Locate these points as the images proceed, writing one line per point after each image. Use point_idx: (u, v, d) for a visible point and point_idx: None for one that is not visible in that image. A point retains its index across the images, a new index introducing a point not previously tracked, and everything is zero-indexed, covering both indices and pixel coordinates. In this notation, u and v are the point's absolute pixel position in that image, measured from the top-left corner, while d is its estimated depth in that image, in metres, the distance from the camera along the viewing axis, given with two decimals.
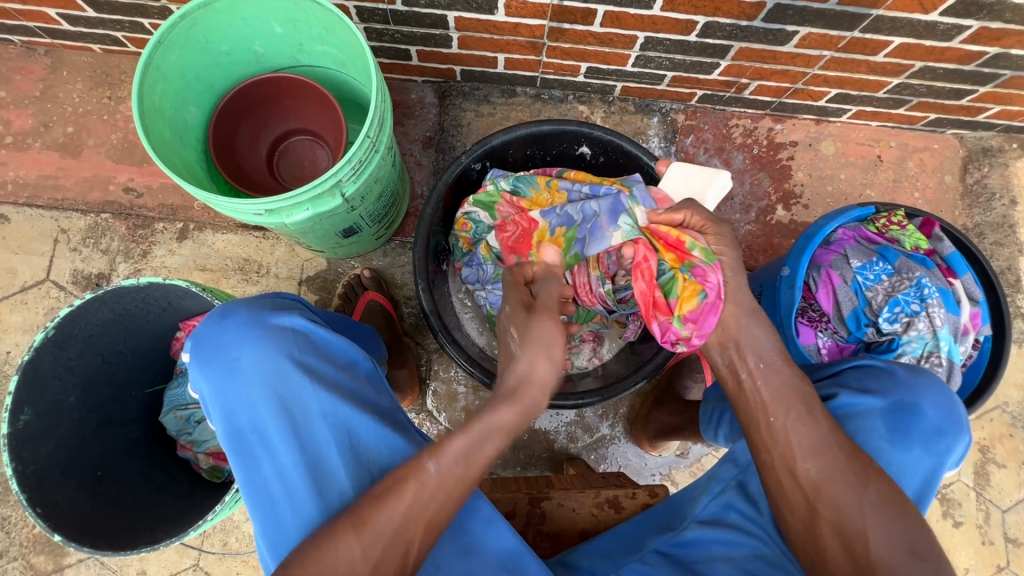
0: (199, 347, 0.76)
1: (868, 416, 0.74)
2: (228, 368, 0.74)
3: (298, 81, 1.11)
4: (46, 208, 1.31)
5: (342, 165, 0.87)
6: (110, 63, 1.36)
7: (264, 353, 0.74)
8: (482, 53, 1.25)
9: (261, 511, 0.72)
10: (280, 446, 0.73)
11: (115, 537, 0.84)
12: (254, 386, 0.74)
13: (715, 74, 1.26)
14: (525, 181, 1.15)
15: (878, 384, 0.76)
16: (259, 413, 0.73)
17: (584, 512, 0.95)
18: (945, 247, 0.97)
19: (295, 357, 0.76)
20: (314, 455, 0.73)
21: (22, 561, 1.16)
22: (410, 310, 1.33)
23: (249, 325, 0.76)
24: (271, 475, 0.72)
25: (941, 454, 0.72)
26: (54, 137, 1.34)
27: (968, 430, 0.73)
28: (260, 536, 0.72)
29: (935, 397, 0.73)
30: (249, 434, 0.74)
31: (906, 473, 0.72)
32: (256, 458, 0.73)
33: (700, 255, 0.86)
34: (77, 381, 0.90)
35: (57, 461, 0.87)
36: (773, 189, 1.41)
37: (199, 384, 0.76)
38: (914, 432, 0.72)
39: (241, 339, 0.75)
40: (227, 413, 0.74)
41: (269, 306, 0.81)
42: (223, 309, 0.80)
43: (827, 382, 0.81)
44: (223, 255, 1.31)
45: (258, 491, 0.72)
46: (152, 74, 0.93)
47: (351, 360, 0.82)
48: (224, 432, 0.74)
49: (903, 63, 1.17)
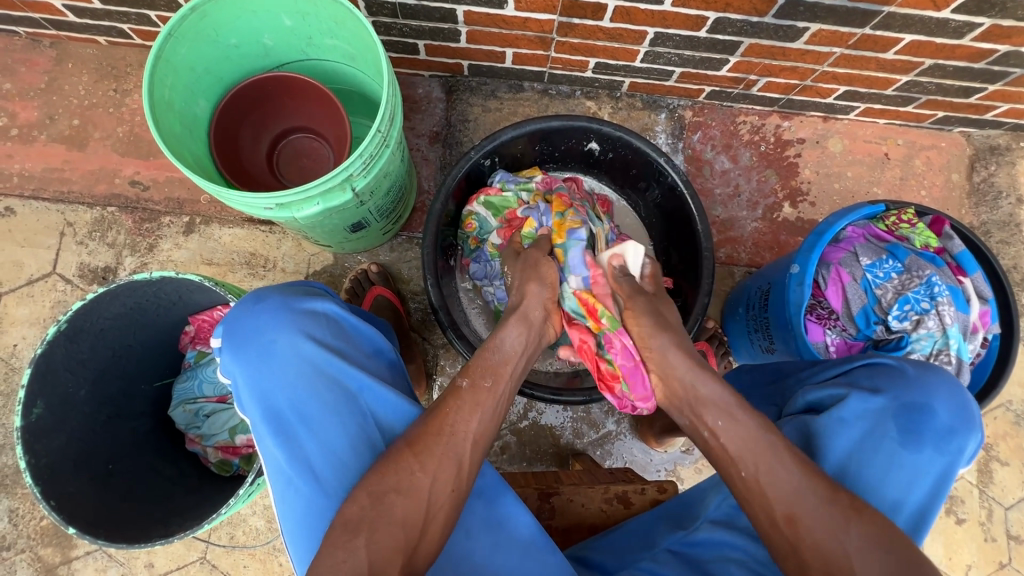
0: (232, 331, 0.76)
1: (877, 416, 0.75)
2: (264, 351, 0.75)
3: (301, 79, 1.10)
4: (52, 201, 1.31)
5: (353, 159, 0.87)
6: (115, 55, 1.35)
7: (300, 335, 0.75)
8: (491, 47, 1.24)
9: (301, 492, 0.72)
10: (319, 426, 0.73)
11: (127, 529, 0.84)
12: (291, 368, 0.74)
13: (724, 70, 1.26)
14: (529, 187, 1.17)
15: (887, 384, 0.77)
16: (296, 394, 0.74)
17: (594, 507, 0.96)
18: (954, 245, 0.96)
19: (329, 340, 0.77)
20: (353, 434, 0.73)
21: (30, 553, 1.16)
22: (417, 306, 1.32)
23: (284, 310, 0.77)
24: (310, 456, 0.72)
25: (953, 455, 0.72)
26: (60, 130, 1.33)
27: (980, 429, 0.73)
28: (298, 519, 0.71)
29: (946, 396, 0.73)
30: (286, 415, 0.73)
31: (919, 475, 0.72)
32: (294, 439, 0.73)
33: (609, 322, 0.96)
34: (88, 374, 0.90)
35: (69, 454, 0.87)
36: (780, 186, 1.41)
37: (232, 368, 0.76)
38: (925, 432, 0.72)
39: (277, 321, 0.76)
40: (262, 399, 0.74)
41: (299, 292, 0.82)
42: (254, 295, 0.80)
43: (838, 381, 0.81)
44: (229, 249, 1.31)
45: (298, 472, 0.72)
46: (162, 68, 0.92)
47: (377, 349, 0.83)
48: (258, 415, 0.74)
49: (913, 61, 1.17)
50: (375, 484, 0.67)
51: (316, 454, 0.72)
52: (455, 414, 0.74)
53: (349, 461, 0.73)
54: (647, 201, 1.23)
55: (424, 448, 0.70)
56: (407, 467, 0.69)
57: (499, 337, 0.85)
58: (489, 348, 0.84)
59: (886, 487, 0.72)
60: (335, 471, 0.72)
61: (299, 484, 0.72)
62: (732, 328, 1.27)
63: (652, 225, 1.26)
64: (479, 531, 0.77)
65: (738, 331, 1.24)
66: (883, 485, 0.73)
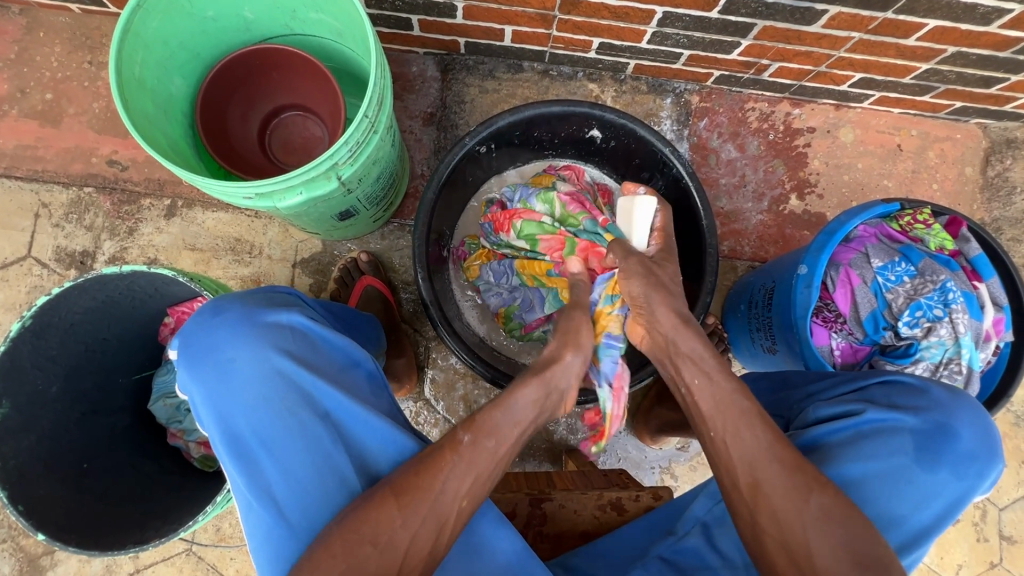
0: (188, 346, 0.73)
1: (897, 432, 0.73)
2: (221, 370, 0.71)
3: (288, 50, 1.03)
4: (26, 179, 1.25)
5: (338, 147, 0.81)
6: (89, 24, 1.27)
7: (261, 351, 0.71)
8: (489, 25, 1.17)
9: (263, 517, 0.69)
10: (280, 450, 0.70)
11: (102, 533, 0.82)
12: (249, 388, 0.71)
13: (735, 53, 1.19)
14: (556, 206, 1.06)
15: (908, 401, 0.75)
16: (256, 416, 0.70)
17: (586, 514, 0.94)
18: (971, 248, 0.93)
19: (295, 354, 0.73)
20: (318, 459, 0.70)
21: (12, 543, 1.14)
22: (408, 297, 1.28)
23: (242, 324, 0.73)
24: (273, 480, 0.70)
25: (970, 479, 0.70)
26: (32, 104, 1.26)
27: (999, 460, 0.72)
28: (262, 543, 0.70)
29: (971, 421, 0.71)
30: (246, 437, 0.70)
31: (932, 496, 0.70)
32: (255, 463, 0.70)
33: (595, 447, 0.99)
34: (59, 370, 0.87)
35: (41, 454, 0.84)
36: (788, 177, 1.35)
37: (188, 386, 0.72)
38: (945, 453, 0.70)
39: (235, 337, 0.72)
40: (221, 418, 0.71)
41: (264, 302, 0.77)
42: (214, 305, 0.77)
43: (853, 396, 0.79)
44: (213, 235, 1.26)
45: (257, 497, 0.69)
46: (130, 42, 0.85)
47: (350, 361, 0.78)
48: (218, 437, 0.71)
49: (935, 48, 1.10)
50: (350, 530, 0.65)
51: (280, 477, 0.70)
52: (448, 473, 0.68)
53: (312, 486, 0.70)
54: (650, 191, 1.17)
55: (410, 501, 0.67)
56: (388, 518, 0.66)
57: (511, 396, 0.75)
58: (498, 405, 0.74)
59: (897, 503, 0.70)
60: (300, 496, 0.69)
61: (259, 509, 0.69)
62: (733, 326, 1.23)
63: None
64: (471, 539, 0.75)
65: (738, 327, 1.20)
66: (896, 500, 0.70)
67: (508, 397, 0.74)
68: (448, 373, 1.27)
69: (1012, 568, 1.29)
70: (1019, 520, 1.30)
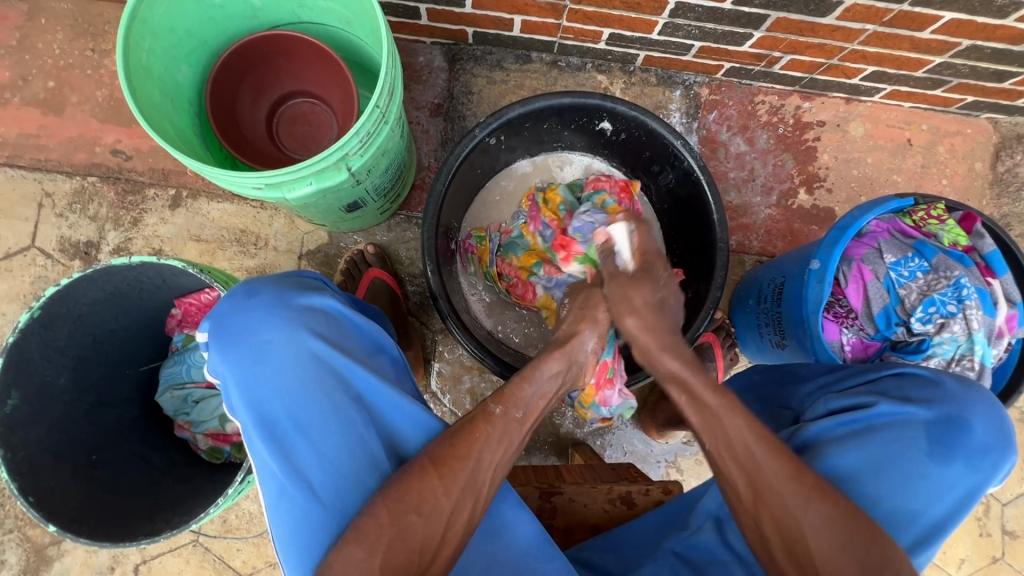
0: (221, 327, 0.73)
1: (908, 424, 0.73)
2: (257, 350, 0.71)
3: (297, 36, 1.01)
4: (29, 168, 1.24)
5: (349, 137, 0.80)
6: (92, 11, 1.25)
7: (298, 332, 0.72)
8: (498, 14, 1.15)
9: (295, 502, 0.68)
10: (315, 431, 0.69)
11: (114, 525, 0.82)
12: (285, 369, 0.71)
13: (747, 45, 1.18)
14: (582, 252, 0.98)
15: (920, 394, 0.75)
16: (291, 399, 0.70)
17: (596, 508, 0.94)
18: (985, 244, 0.92)
19: (327, 338, 0.74)
20: (353, 440, 0.70)
21: (18, 533, 1.14)
22: (415, 289, 1.28)
23: (275, 306, 0.74)
24: (306, 463, 0.69)
25: (983, 471, 0.70)
26: (34, 92, 1.24)
27: (1013, 452, 0.72)
28: (293, 528, 0.68)
29: (985, 413, 0.71)
30: (280, 419, 0.70)
31: (945, 487, 0.70)
32: (287, 447, 0.69)
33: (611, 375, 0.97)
34: (67, 362, 0.86)
35: (50, 445, 0.84)
36: (797, 171, 1.34)
37: (221, 368, 0.72)
38: (958, 446, 0.71)
39: (270, 319, 0.72)
40: (255, 399, 0.70)
41: (295, 286, 0.78)
42: (246, 288, 0.77)
43: (864, 388, 0.79)
44: (219, 226, 1.25)
45: (290, 479, 0.68)
46: (137, 29, 0.84)
47: (377, 347, 0.80)
48: (250, 420, 0.70)
49: (950, 41, 1.09)
50: (394, 500, 0.65)
51: (313, 459, 0.69)
52: (484, 443, 0.70)
53: (347, 469, 0.69)
54: (659, 184, 1.17)
55: (450, 470, 0.68)
56: (430, 489, 0.66)
57: (537, 370, 0.79)
58: (526, 379, 0.78)
59: (911, 497, 0.70)
60: (334, 477, 0.69)
61: (292, 493, 0.68)
62: (741, 320, 1.22)
63: (663, 211, 1.20)
64: (483, 534, 0.75)
65: (746, 322, 1.19)
66: (909, 492, 0.70)
67: (532, 369, 0.79)
68: (455, 366, 1.26)
69: (1013, 563, 1.30)
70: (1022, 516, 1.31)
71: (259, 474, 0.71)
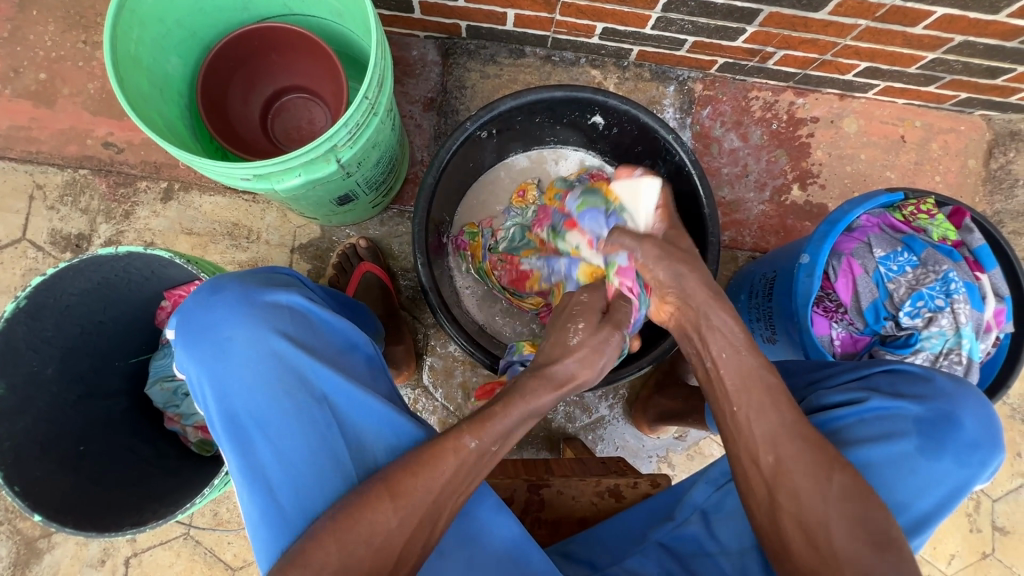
0: (186, 325, 0.73)
1: (900, 420, 0.73)
2: (220, 348, 0.72)
3: (286, 28, 1.01)
4: (20, 160, 1.23)
5: (338, 128, 0.80)
6: (84, 3, 1.24)
7: (258, 331, 0.72)
8: (491, 8, 1.15)
9: (255, 500, 0.70)
10: (276, 430, 0.70)
11: (101, 515, 0.82)
12: (247, 367, 0.71)
13: (740, 40, 1.18)
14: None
15: (912, 389, 0.75)
16: (253, 397, 0.71)
17: (584, 500, 0.94)
18: (974, 239, 0.92)
19: (293, 337, 0.73)
20: (313, 439, 0.71)
21: (9, 526, 1.14)
22: (407, 283, 1.28)
23: (239, 303, 0.73)
24: (267, 461, 0.70)
25: (973, 467, 0.70)
26: (25, 84, 1.24)
27: (1002, 447, 0.72)
28: (256, 523, 0.70)
29: (975, 409, 0.71)
30: (244, 417, 0.71)
31: (934, 482, 0.71)
32: (250, 445, 0.70)
33: None
34: (54, 352, 0.86)
35: (36, 436, 0.84)
36: (791, 167, 1.34)
37: (188, 364, 0.73)
38: (948, 442, 0.71)
39: (232, 316, 0.73)
40: (220, 395, 0.71)
41: (262, 282, 0.78)
42: (212, 284, 0.77)
43: (855, 384, 0.78)
44: (211, 219, 1.24)
45: (253, 476, 0.70)
46: (125, 19, 0.84)
47: (348, 343, 0.79)
48: (216, 416, 0.72)
49: (942, 37, 1.09)
50: (341, 529, 0.64)
51: (272, 457, 0.70)
52: (447, 474, 0.66)
53: (306, 468, 0.70)
54: None
55: (405, 498, 0.65)
56: (382, 517, 0.65)
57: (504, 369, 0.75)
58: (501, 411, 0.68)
59: (898, 490, 0.71)
60: (293, 476, 0.70)
61: (253, 489, 0.70)
62: None
63: None
64: (480, 519, 0.76)
65: None
66: (898, 488, 0.71)
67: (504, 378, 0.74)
68: (447, 360, 1.26)
69: (1004, 558, 1.30)
70: (1012, 512, 1.31)
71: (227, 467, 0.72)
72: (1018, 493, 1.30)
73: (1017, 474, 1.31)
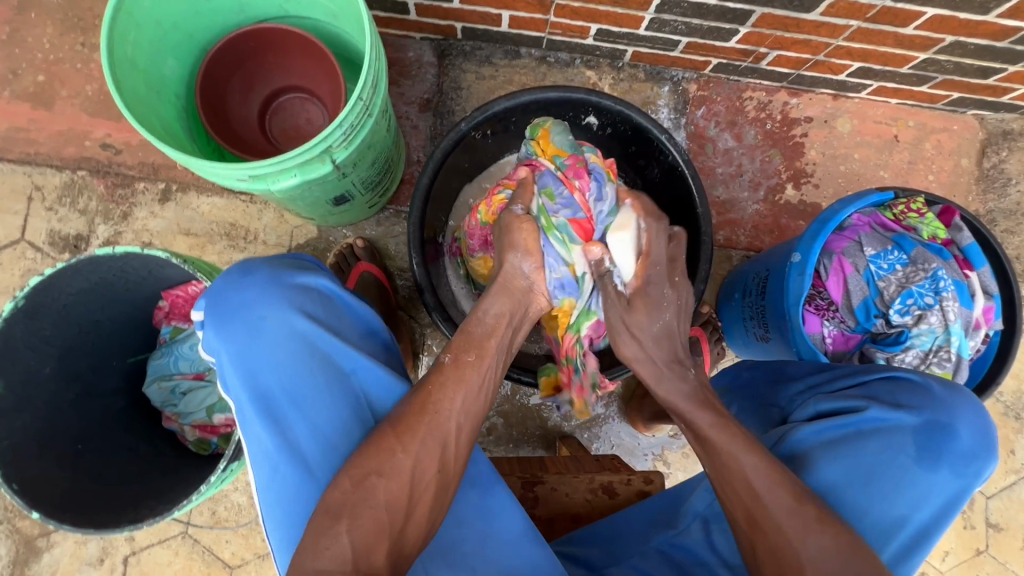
0: (218, 305, 0.73)
1: (899, 430, 0.74)
2: (252, 328, 0.72)
3: (282, 29, 1.02)
4: (19, 162, 1.24)
5: (333, 128, 0.81)
6: (82, 5, 1.25)
7: (292, 312, 0.73)
8: (486, 9, 1.16)
9: (288, 475, 0.70)
10: (309, 406, 0.71)
11: (97, 513, 0.83)
12: (280, 346, 0.72)
13: (733, 41, 1.19)
14: (571, 325, 0.93)
15: (911, 400, 0.76)
16: (288, 374, 0.72)
17: (578, 497, 0.95)
18: (963, 237, 0.93)
19: (320, 319, 0.75)
20: (345, 414, 0.73)
21: (8, 525, 1.15)
22: (404, 283, 1.29)
23: (272, 285, 0.75)
24: (300, 437, 0.71)
25: (969, 478, 0.72)
26: (24, 86, 1.25)
27: (997, 455, 0.74)
28: (285, 500, 0.70)
29: (973, 421, 0.73)
30: (274, 396, 0.72)
31: (931, 493, 0.73)
32: (283, 421, 0.71)
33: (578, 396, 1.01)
34: (52, 352, 0.87)
35: (35, 435, 0.85)
36: (785, 167, 1.35)
37: (215, 345, 0.73)
38: (945, 453, 0.73)
39: (266, 297, 0.73)
40: (251, 374, 0.72)
41: (291, 266, 0.79)
42: (241, 266, 0.77)
43: (855, 391, 0.80)
44: (208, 220, 1.25)
45: (286, 452, 0.70)
46: (122, 22, 0.85)
47: (370, 327, 0.81)
48: (246, 394, 0.71)
49: (934, 37, 1.09)
50: (354, 466, 0.67)
51: (306, 433, 0.71)
52: (439, 392, 0.72)
53: (339, 442, 0.72)
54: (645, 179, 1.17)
55: (406, 429, 0.69)
56: (388, 449, 0.68)
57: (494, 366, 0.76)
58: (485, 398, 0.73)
59: (897, 503, 0.73)
60: (325, 451, 0.71)
61: (285, 465, 0.70)
62: (727, 313, 1.23)
63: None
64: (471, 519, 0.78)
65: (732, 316, 1.20)
66: (897, 500, 0.73)
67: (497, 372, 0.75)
68: None
69: (997, 555, 1.31)
70: (1006, 509, 1.32)
71: (253, 447, 0.72)
72: (1012, 490, 1.31)
73: (1011, 471, 1.32)
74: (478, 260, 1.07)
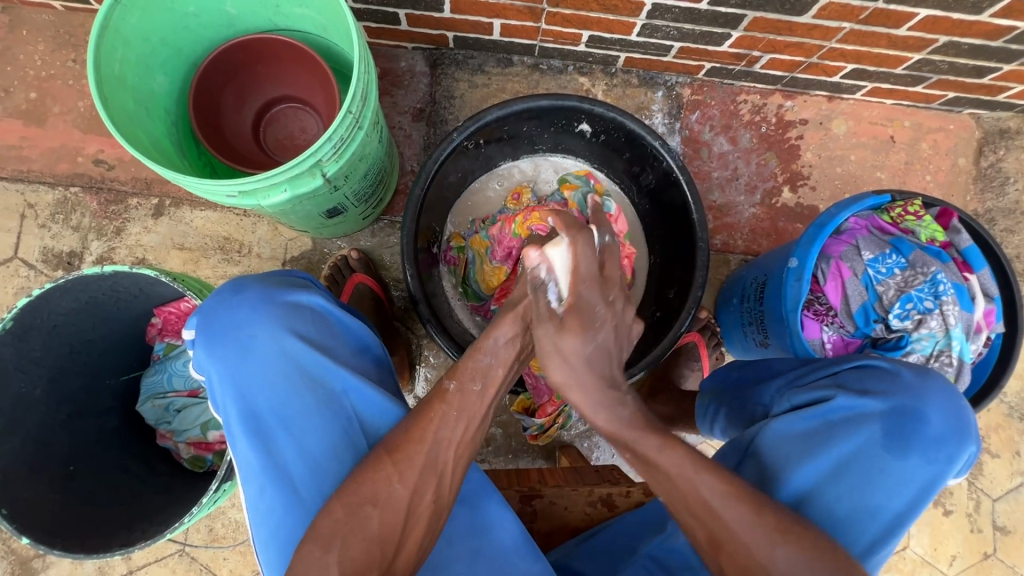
0: (209, 323, 0.73)
1: (868, 418, 0.74)
2: (242, 348, 0.72)
3: (272, 40, 1.01)
4: (11, 179, 1.24)
5: (322, 142, 0.80)
6: (73, 22, 1.25)
7: (282, 331, 0.72)
8: (477, 18, 1.16)
9: (275, 499, 0.70)
10: (299, 428, 0.71)
11: (89, 537, 0.82)
12: (269, 366, 0.71)
13: (726, 45, 1.18)
14: None
15: (879, 386, 0.76)
16: (276, 396, 0.71)
17: (577, 510, 0.95)
18: (962, 239, 0.93)
19: (312, 339, 0.74)
20: (335, 437, 0.71)
21: (4, 546, 1.13)
22: (399, 294, 1.28)
23: (262, 303, 0.74)
24: (289, 460, 0.70)
25: (940, 463, 0.71)
26: (16, 104, 1.24)
27: (971, 439, 0.73)
28: (272, 523, 0.70)
29: (941, 405, 0.72)
30: (263, 417, 0.71)
31: (903, 481, 0.72)
32: (270, 443, 0.70)
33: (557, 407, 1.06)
34: (43, 372, 0.86)
35: (25, 457, 0.84)
36: (781, 170, 1.34)
37: (205, 365, 0.72)
38: (914, 439, 0.72)
39: (257, 316, 0.73)
40: (240, 395, 0.71)
41: (283, 283, 0.78)
42: (233, 284, 0.77)
43: (826, 381, 0.80)
44: (202, 233, 1.25)
45: (274, 475, 0.70)
46: (109, 39, 0.85)
47: (363, 344, 0.80)
48: (234, 415, 0.71)
49: (927, 38, 1.09)
50: (349, 495, 0.66)
51: (294, 457, 0.70)
52: (435, 434, 0.70)
53: (327, 466, 0.71)
54: (642, 185, 1.15)
55: (404, 457, 0.68)
56: (385, 477, 0.67)
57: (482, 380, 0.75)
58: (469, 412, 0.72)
59: (870, 493, 0.71)
60: (313, 474, 0.70)
61: (274, 488, 0.70)
62: (724, 318, 1.22)
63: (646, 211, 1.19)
64: (465, 535, 0.77)
65: (730, 322, 1.19)
66: (870, 490, 0.72)
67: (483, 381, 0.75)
68: (441, 370, 1.26)
69: (1005, 558, 1.29)
70: (1013, 511, 1.30)
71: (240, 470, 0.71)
72: (1018, 492, 1.29)
73: (1016, 473, 1.30)
74: (492, 268, 1.11)
